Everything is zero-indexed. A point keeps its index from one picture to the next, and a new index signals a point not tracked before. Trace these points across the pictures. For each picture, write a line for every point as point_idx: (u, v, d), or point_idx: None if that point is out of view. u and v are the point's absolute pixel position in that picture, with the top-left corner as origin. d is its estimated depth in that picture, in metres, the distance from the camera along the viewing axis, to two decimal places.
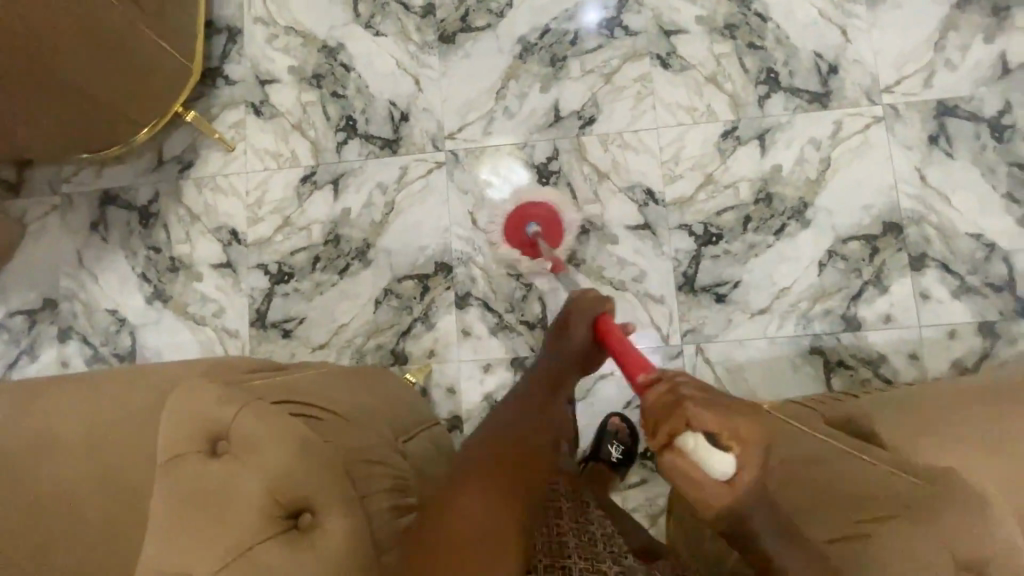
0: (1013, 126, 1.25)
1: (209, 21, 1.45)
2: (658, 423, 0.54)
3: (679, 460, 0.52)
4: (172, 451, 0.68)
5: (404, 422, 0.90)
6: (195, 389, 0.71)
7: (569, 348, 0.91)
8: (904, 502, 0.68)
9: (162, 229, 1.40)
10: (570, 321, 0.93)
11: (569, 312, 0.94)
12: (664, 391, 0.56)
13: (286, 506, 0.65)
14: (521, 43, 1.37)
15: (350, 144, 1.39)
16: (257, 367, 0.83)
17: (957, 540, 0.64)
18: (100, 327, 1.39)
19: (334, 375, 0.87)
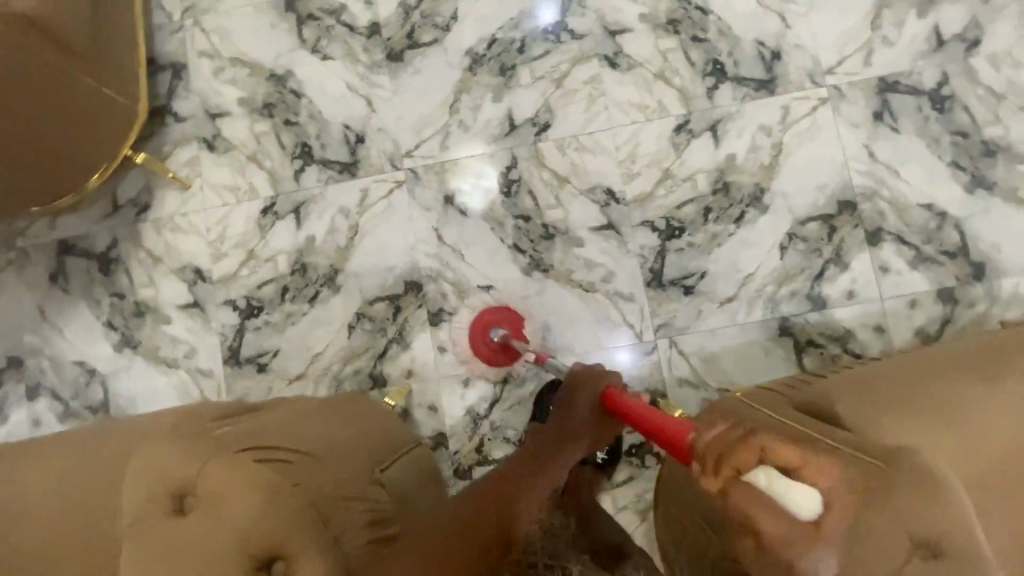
0: (951, 97, 1.29)
1: (152, 59, 1.43)
2: (723, 460, 0.60)
3: (745, 490, 0.57)
4: (140, 514, 0.67)
5: (383, 450, 0.91)
6: (159, 447, 0.71)
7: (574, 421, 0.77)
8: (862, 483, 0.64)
9: (124, 274, 1.38)
10: (578, 394, 0.82)
11: (574, 384, 0.85)
12: (730, 435, 0.63)
13: (255, 556, 0.64)
14: (470, 55, 1.38)
15: (308, 171, 1.38)
16: (224, 415, 0.83)
17: (911, 521, 0.62)
18: (70, 381, 1.36)
19: (302, 414, 0.87)
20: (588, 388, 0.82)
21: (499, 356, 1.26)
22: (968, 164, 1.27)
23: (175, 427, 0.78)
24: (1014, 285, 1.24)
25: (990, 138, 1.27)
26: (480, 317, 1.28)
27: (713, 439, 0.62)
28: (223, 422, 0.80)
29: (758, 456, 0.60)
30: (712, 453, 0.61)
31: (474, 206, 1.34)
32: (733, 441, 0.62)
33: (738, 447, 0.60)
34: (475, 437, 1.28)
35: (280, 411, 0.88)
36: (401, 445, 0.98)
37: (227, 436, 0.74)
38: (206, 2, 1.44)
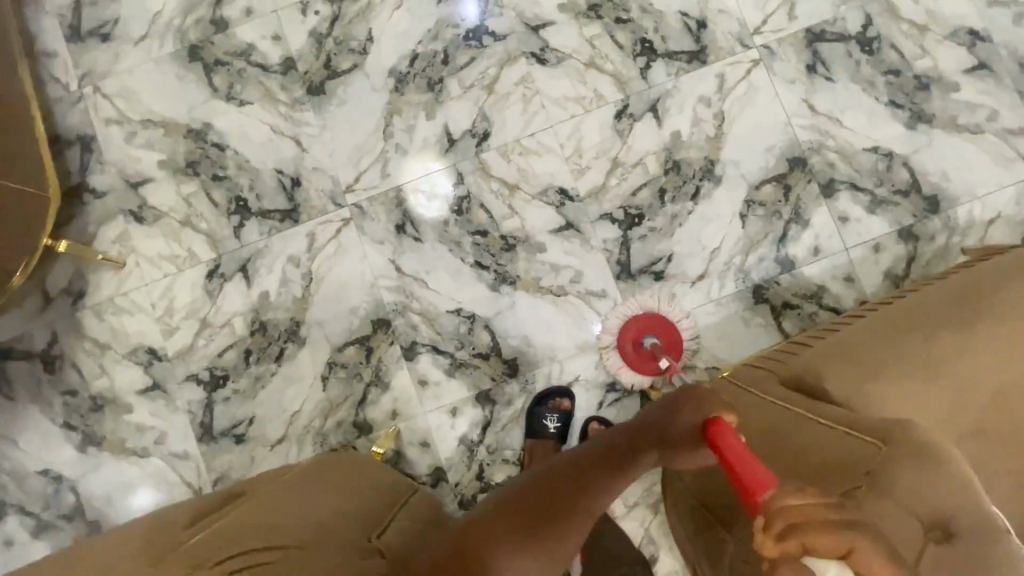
0: (878, 37, 1.29)
1: (57, 136, 1.33)
2: (797, 530, 0.47)
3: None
4: None
5: (373, 507, 0.88)
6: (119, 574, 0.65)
7: (668, 427, 0.71)
8: (866, 468, 0.60)
9: (73, 369, 1.29)
10: (687, 405, 0.72)
11: (688, 391, 0.73)
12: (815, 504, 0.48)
13: None
14: (394, 75, 1.32)
15: (248, 225, 1.31)
16: (194, 519, 0.79)
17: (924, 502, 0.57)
18: (36, 492, 1.27)
19: (278, 498, 0.83)
20: (706, 400, 0.71)
21: (640, 362, 1.21)
22: (905, 101, 1.28)
23: (143, 539, 0.74)
24: (968, 212, 1.26)
25: (921, 72, 1.28)
26: (641, 320, 1.23)
27: (796, 509, 0.48)
28: (194, 526, 0.76)
29: (847, 554, 0.45)
30: (785, 523, 0.47)
31: (428, 229, 1.29)
32: (826, 524, 0.46)
33: (823, 526, 0.46)
34: (473, 464, 1.24)
35: (257, 496, 0.84)
36: (393, 496, 0.95)
37: (193, 543, 0.70)
38: (103, 65, 1.34)
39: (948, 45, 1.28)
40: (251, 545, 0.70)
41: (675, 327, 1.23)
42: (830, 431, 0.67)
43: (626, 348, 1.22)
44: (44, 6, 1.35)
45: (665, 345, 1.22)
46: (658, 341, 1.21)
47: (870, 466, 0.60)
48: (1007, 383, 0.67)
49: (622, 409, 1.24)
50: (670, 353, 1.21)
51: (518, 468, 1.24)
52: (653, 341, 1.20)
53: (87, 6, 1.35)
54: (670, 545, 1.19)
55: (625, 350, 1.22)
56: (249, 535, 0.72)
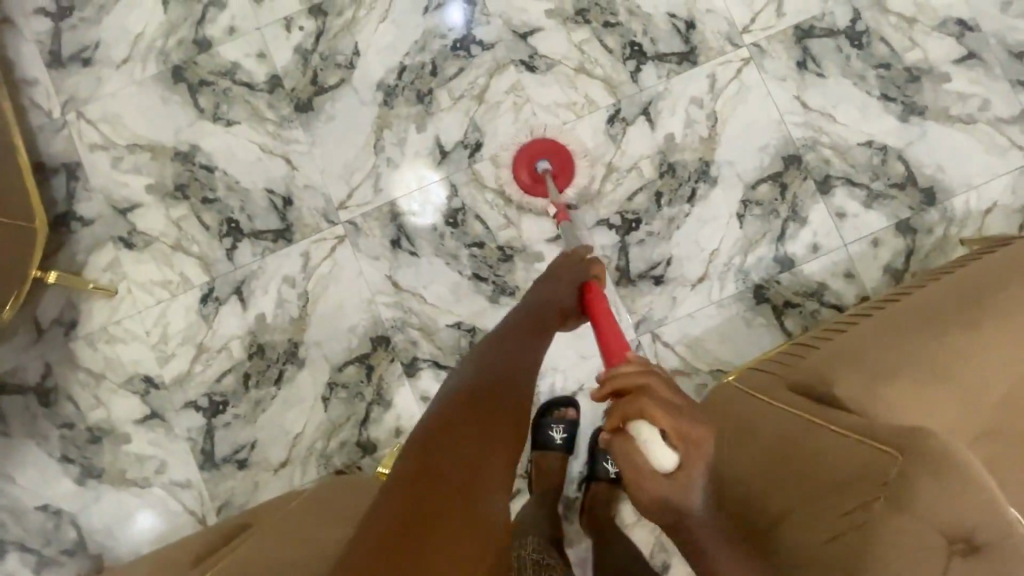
0: (867, 31, 1.29)
1: (42, 165, 1.31)
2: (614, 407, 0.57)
3: (628, 444, 0.55)
4: None
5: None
6: None
7: (556, 298, 0.88)
8: (882, 480, 0.62)
9: (68, 401, 1.27)
10: (568, 275, 0.92)
11: (560, 267, 0.93)
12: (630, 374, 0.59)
13: None
14: (382, 89, 1.30)
15: (240, 247, 1.28)
16: (204, 554, 0.79)
17: (943, 514, 0.59)
18: (36, 528, 1.24)
19: (285, 534, 0.81)
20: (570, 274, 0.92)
21: (533, 188, 1.22)
22: (897, 94, 1.28)
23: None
24: (964, 202, 1.25)
25: (911, 65, 1.28)
26: (533, 144, 1.21)
27: (608, 387, 0.59)
28: (202, 564, 0.76)
29: (642, 415, 0.54)
30: (605, 400, 0.58)
31: (424, 244, 1.27)
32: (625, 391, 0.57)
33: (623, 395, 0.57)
34: None
35: (266, 529, 0.83)
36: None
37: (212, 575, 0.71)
38: (85, 90, 1.32)
39: (937, 36, 1.28)
40: None
41: (568, 151, 1.21)
42: (843, 437, 0.68)
43: (521, 173, 1.22)
44: (23, 32, 1.32)
45: (556, 168, 1.21)
46: (549, 167, 1.20)
47: (887, 477, 0.62)
48: (1013, 382, 0.67)
49: None
50: (560, 178, 1.21)
51: (525, 480, 1.23)
52: (544, 168, 1.19)
53: (66, 31, 1.32)
54: (682, 552, 1.18)
55: (519, 175, 1.21)
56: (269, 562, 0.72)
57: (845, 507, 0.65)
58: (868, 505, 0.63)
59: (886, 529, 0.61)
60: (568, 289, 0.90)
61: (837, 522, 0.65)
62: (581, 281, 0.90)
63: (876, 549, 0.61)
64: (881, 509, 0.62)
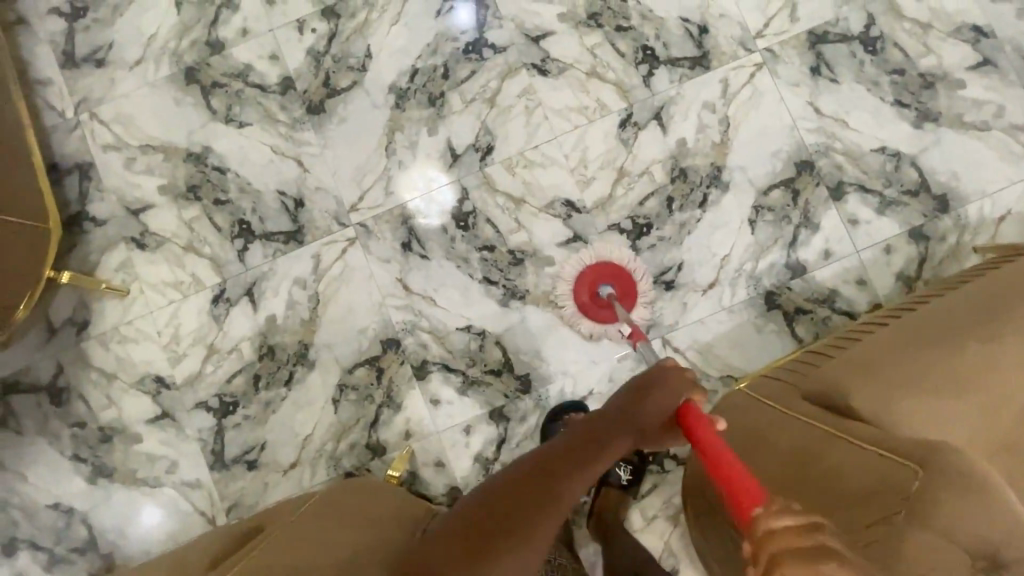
0: (881, 36, 1.28)
1: (55, 165, 1.31)
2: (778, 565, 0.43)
3: None
4: None
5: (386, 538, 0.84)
6: None
7: (639, 417, 0.76)
8: (901, 493, 0.60)
9: (80, 400, 1.27)
10: (659, 388, 0.78)
11: (655, 379, 0.79)
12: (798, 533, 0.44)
13: None
14: (394, 91, 1.30)
15: (252, 248, 1.29)
16: (217, 558, 0.79)
17: (959, 526, 0.58)
18: (47, 526, 1.25)
19: (299, 526, 0.85)
20: (669, 386, 0.78)
21: (595, 310, 1.18)
22: (911, 100, 1.27)
23: None
24: (978, 210, 1.25)
25: (926, 71, 1.27)
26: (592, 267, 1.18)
27: (778, 540, 0.45)
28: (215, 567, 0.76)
29: None
30: (770, 555, 0.45)
31: (435, 249, 1.27)
32: (804, 552, 0.43)
33: (803, 560, 0.42)
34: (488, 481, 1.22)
35: (278, 535, 0.81)
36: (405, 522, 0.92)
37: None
38: (98, 91, 1.32)
39: (952, 42, 1.27)
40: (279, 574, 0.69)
41: (628, 271, 1.18)
42: (860, 451, 0.66)
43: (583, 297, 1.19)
44: (37, 33, 1.33)
45: (619, 291, 1.19)
46: (612, 290, 1.17)
47: (906, 491, 0.60)
48: None
49: None
50: (625, 301, 1.18)
51: None
52: (607, 291, 1.16)
53: (80, 32, 1.33)
54: (690, 555, 1.18)
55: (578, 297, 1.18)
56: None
57: (863, 522, 0.62)
58: (888, 519, 0.60)
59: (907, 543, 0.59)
60: (656, 406, 0.76)
61: (857, 537, 0.62)
62: (677, 402, 0.76)
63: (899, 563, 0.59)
64: (901, 523, 0.60)
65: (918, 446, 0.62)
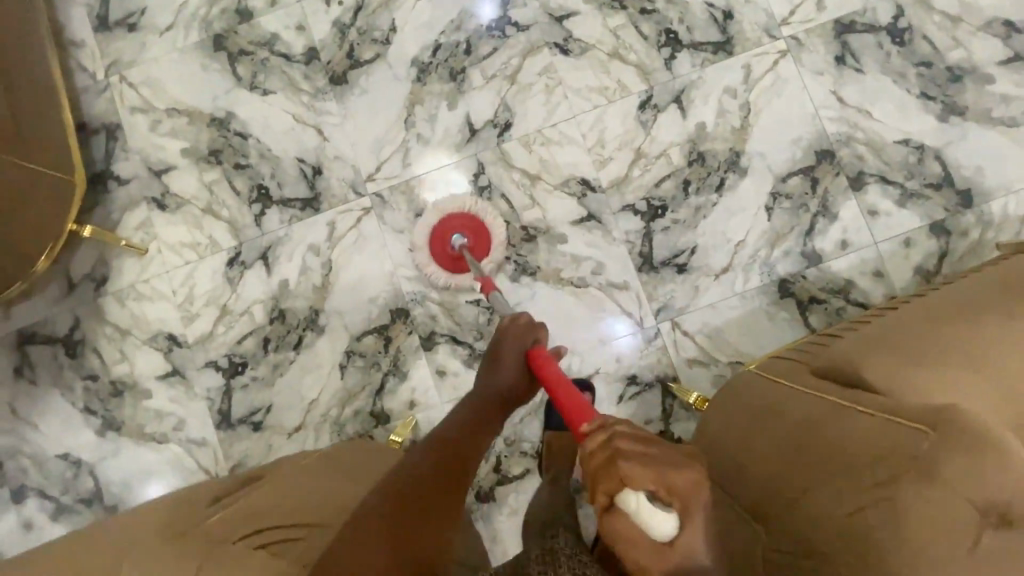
0: (909, 28, 1.26)
1: (83, 124, 1.34)
2: (596, 484, 0.49)
3: (620, 520, 0.47)
4: None
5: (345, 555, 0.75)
6: (165, 534, 0.70)
7: (499, 380, 0.83)
8: (912, 453, 0.59)
9: (94, 354, 1.30)
10: (506, 346, 0.84)
11: (500, 339, 0.86)
12: (597, 443, 0.51)
13: None
14: (415, 65, 1.31)
15: (269, 213, 1.30)
16: (222, 493, 0.81)
17: (970, 484, 0.56)
18: (56, 476, 1.28)
19: (311, 470, 0.86)
20: (518, 337, 0.85)
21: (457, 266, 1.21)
22: (937, 93, 1.25)
23: (179, 509, 0.77)
24: (1002, 206, 1.22)
25: (954, 64, 1.25)
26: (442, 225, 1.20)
27: (583, 460, 0.51)
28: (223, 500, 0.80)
29: (621, 483, 0.47)
30: (586, 476, 0.50)
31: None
32: (605, 460, 0.49)
33: (603, 466, 0.49)
34: (490, 457, 1.23)
35: (250, 499, 0.77)
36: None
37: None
38: (129, 54, 1.35)
39: (983, 36, 1.25)
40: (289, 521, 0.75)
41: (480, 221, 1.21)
42: (871, 419, 0.65)
43: (436, 251, 1.20)
44: None
45: (472, 243, 1.20)
46: (465, 240, 1.18)
47: (915, 452, 0.59)
48: None
49: (643, 402, 1.22)
50: (477, 251, 1.21)
51: (535, 460, 1.23)
52: (458, 244, 1.18)
53: None
54: None
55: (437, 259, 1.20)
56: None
57: (864, 484, 0.62)
58: (895, 480, 0.60)
59: (917, 503, 0.58)
60: (513, 359, 0.84)
61: (858, 498, 0.62)
62: (525, 350, 0.84)
63: (903, 524, 0.58)
64: (910, 483, 0.58)
65: (930, 410, 0.60)
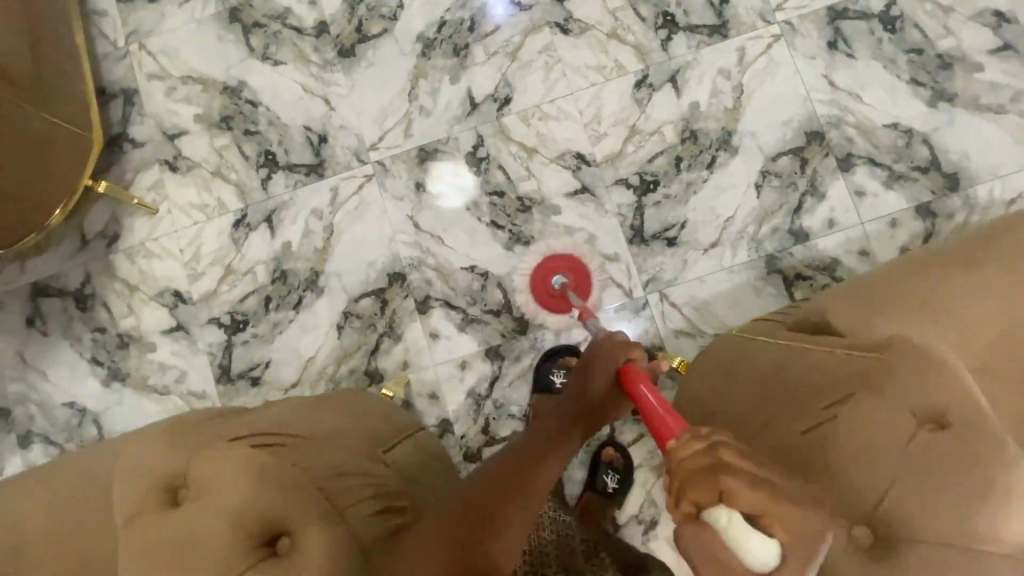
0: (901, 16, 1.30)
1: (101, 89, 1.41)
2: (685, 492, 0.56)
3: (703, 532, 0.53)
4: (133, 509, 0.71)
5: (338, 457, 0.78)
6: (156, 438, 0.77)
7: (586, 389, 0.85)
8: (861, 375, 0.69)
9: (102, 308, 1.35)
10: (599, 361, 0.86)
11: (595, 355, 0.88)
12: (699, 455, 0.57)
13: (259, 535, 0.69)
14: (421, 40, 1.37)
15: (275, 178, 1.36)
16: (219, 413, 0.87)
17: (914, 395, 0.66)
18: (61, 423, 1.33)
19: (306, 403, 0.91)
20: (615, 355, 0.86)
21: (554, 303, 1.20)
22: (927, 79, 1.28)
23: (176, 421, 0.83)
24: (988, 190, 1.25)
25: (944, 52, 1.28)
26: (546, 262, 1.22)
27: (680, 465, 0.58)
28: (220, 418, 0.85)
29: (721, 496, 0.53)
30: (678, 482, 0.57)
31: (448, 211, 1.32)
32: (702, 471, 0.55)
33: (700, 478, 0.55)
34: (479, 418, 1.26)
35: (247, 418, 0.82)
36: (375, 446, 0.87)
37: (124, 514, 0.71)
38: (149, 24, 1.42)
39: (973, 25, 1.28)
40: (273, 429, 0.78)
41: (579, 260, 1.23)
42: (831, 353, 0.74)
43: (538, 290, 1.21)
44: None
45: (574, 282, 1.22)
46: (567, 280, 1.20)
47: (867, 373, 0.69)
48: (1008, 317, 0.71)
49: None
50: (579, 291, 1.22)
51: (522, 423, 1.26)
52: (561, 281, 1.19)
53: None
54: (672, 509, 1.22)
55: (536, 295, 1.20)
56: (176, 498, 0.72)
57: (822, 403, 0.71)
58: (849, 399, 0.69)
59: (865, 413, 0.67)
60: (605, 373, 0.85)
61: (818, 416, 0.71)
62: (618, 364, 0.85)
63: (857, 437, 0.67)
64: (863, 400, 0.68)
65: (880, 340, 0.71)
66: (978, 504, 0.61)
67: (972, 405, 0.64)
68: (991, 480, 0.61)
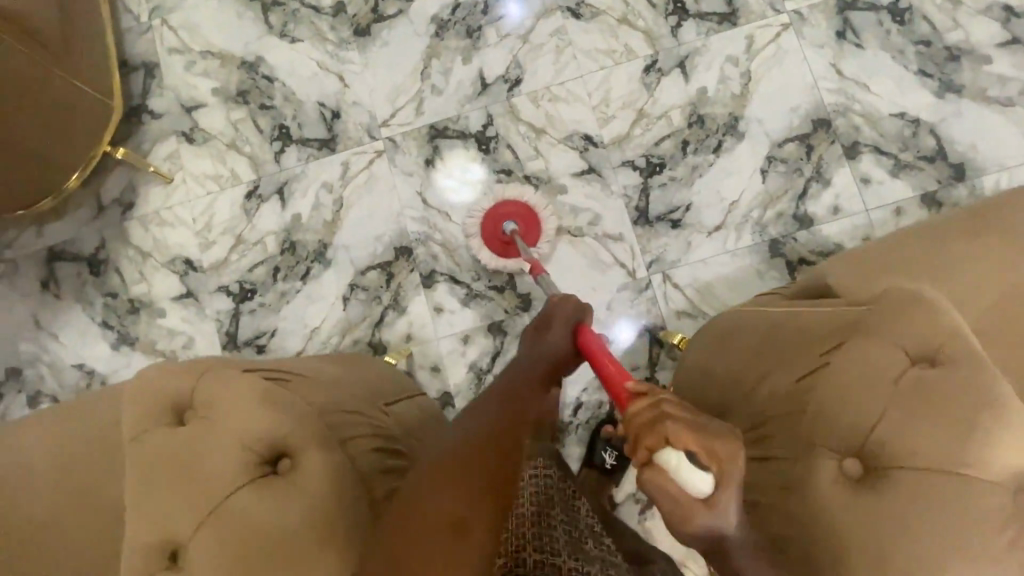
0: (910, 8, 1.31)
1: (124, 61, 1.44)
2: (639, 440, 0.55)
3: (659, 475, 0.54)
4: (141, 426, 0.76)
5: (341, 396, 0.83)
6: (163, 367, 0.82)
7: (545, 346, 0.86)
8: (856, 323, 0.74)
9: (115, 273, 1.38)
10: (552, 320, 0.90)
11: (551, 312, 0.91)
12: (646, 407, 0.57)
13: (262, 458, 0.75)
14: (435, 22, 1.39)
15: (288, 151, 1.38)
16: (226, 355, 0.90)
17: (906, 338, 0.72)
18: (70, 384, 1.35)
19: (314, 356, 0.94)
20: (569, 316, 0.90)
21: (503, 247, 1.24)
22: (934, 71, 1.29)
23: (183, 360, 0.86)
24: (994, 182, 1.25)
25: (952, 44, 1.29)
26: (496, 208, 1.23)
27: (630, 420, 0.57)
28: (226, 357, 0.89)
29: (667, 441, 0.53)
30: (631, 435, 0.57)
31: (452, 205, 1.33)
32: (649, 420, 0.56)
33: (648, 427, 0.55)
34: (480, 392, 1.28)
35: (254, 359, 0.86)
36: (377, 398, 0.88)
37: (131, 433, 0.76)
38: (172, 0, 1.46)
39: (982, 19, 1.30)
40: (281, 368, 0.84)
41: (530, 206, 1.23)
42: (826, 309, 0.79)
43: (487, 231, 1.23)
44: None
45: (523, 227, 1.23)
46: (517, 227, 1.22)
47: (860, 322, 0.74)
48: (994, 280, 0.78)
49: (631, 348, 1.26)
50: (527, 236, 1.24)
51: None
52: (511, 228, 1.21)
53: None
54: None
55: (487, 240, 1.23)
56: (181, 419, 0.78)
57: (819, 349, 0.75)
58: (842, 346, 0.74)
59: (858, 357, 0.72)
60: (561, 331, 0.88)
61: (813, 362, 0.75)
62: (572, 326, 0.89)
63: (848, 380, 0.71)
64: (854, 346, 0.73)
65: (874, 295, 0.77)
66: (962, 437, 0.67)
67: (960, 349, 0.70)
68: (975, 417, 0.67)
